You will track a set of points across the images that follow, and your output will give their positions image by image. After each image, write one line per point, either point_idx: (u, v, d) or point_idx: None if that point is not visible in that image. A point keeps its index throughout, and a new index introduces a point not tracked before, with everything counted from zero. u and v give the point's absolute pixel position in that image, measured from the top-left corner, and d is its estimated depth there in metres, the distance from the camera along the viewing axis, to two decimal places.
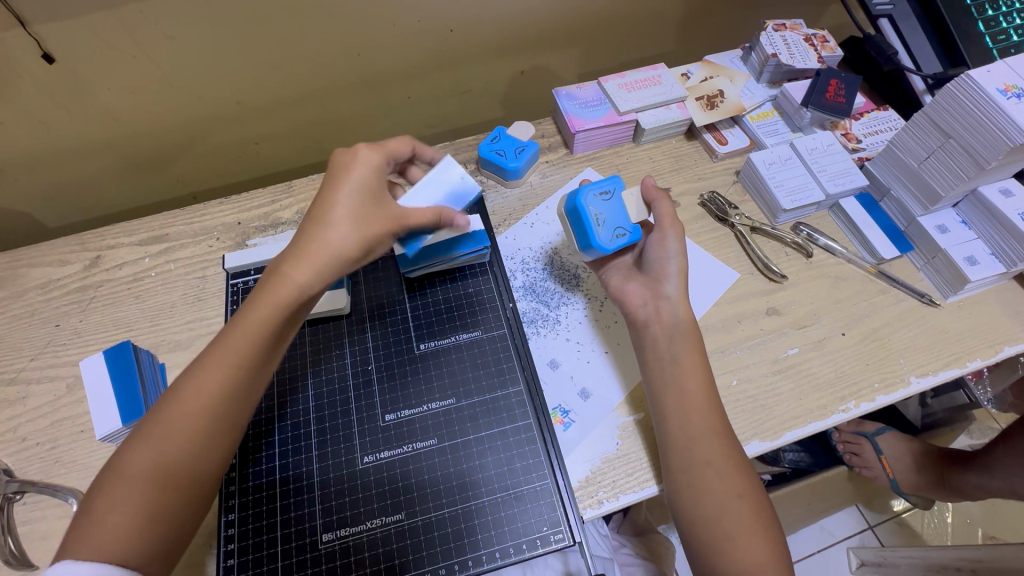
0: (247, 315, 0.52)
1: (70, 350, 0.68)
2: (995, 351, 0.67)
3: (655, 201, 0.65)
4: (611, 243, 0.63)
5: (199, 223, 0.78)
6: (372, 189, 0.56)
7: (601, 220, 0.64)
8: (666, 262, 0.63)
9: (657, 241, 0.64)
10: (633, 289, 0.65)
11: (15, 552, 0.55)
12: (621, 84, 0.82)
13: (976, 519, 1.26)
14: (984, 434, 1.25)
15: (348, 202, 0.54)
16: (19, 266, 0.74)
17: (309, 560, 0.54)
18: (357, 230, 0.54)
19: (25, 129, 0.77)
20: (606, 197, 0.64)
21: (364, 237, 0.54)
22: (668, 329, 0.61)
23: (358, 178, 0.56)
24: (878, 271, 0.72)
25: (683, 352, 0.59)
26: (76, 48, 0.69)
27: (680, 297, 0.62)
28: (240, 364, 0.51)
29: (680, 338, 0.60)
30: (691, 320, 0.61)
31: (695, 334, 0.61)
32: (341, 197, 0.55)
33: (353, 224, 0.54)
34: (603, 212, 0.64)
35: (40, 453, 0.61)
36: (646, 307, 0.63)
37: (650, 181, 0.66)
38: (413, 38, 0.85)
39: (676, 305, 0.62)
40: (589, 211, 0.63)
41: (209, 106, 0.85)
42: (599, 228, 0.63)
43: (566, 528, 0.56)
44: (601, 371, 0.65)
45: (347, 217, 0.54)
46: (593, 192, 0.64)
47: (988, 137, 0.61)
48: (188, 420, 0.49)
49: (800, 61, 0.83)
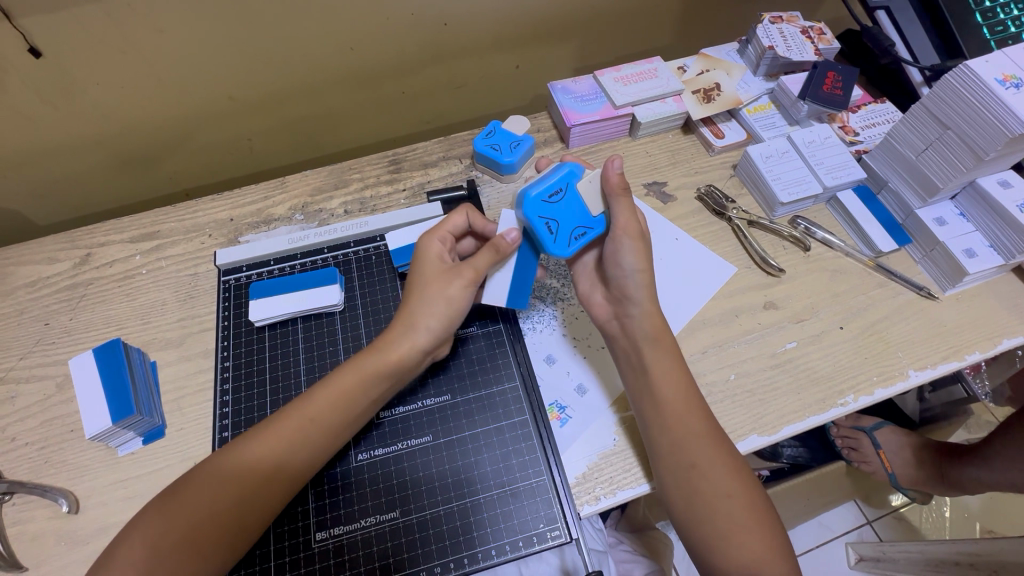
0: (332, 380, 0.56)
1: (60, 348, 0.67)
2: (994, 344, 0.66)
3: (614, 201, 0.59)
4: (570, 246, 0.60)
5: (191, 219, 0.77)
6: (448, 267, 0.60)
7: (554, 224, 0.59)
8: (624, 279, 0.60)
9: (613, 251, 0.60)
10: (599, 301, 0.64)
11: (4, 554, 0.54)
12: (617, 78, 0.81)
13: (974, 513, 1.26)
14: (982, 428, 1.25)
15: (427, 282, 0.59)
16: (7, 264, 0.73)
17: (303, 559, 0.54)
18: (436, 304, 0.57)
19: (13, 126, 0.76)
20: (556, 198, 0.60)
21: (443, 310, 0.58)
22: (634, 345, 0.59)
23: (433, 260, 0.61)
24: (876, 264, 0.72)
25: (655, 362, 0.58)
26: (63, 43, 0.68)
27: (646, 312, 0.59)
28: (316, 421, 0.54)
29: (650, 350, 0.58)
30: (661, 331, 0.59)
31: (667, 342, 0.59)
32: (422, 277, 0.59)
33: (435, 300, 0.58)
34: (556, 215, 0.60)
35: (30, 453, 0.60)
36: (612, 322, 0.62)
37: (612, 169, 0.58)
38: (407, 32, 0.84)
39: (641, 321, 0.59)
40: (540, 219, 0.59)
41: (201, 101, 0.84)
42: (554, 234, 0.59)
43: (563, 524, 0.56)
44: (598, 366, 0.65)
45: (430, 296, 0.58)
46: (541, 196, 0.59)
47: (986, 128, 0.60)
48: (255, 467, 0.51)
49: (797, 53, 0.82)
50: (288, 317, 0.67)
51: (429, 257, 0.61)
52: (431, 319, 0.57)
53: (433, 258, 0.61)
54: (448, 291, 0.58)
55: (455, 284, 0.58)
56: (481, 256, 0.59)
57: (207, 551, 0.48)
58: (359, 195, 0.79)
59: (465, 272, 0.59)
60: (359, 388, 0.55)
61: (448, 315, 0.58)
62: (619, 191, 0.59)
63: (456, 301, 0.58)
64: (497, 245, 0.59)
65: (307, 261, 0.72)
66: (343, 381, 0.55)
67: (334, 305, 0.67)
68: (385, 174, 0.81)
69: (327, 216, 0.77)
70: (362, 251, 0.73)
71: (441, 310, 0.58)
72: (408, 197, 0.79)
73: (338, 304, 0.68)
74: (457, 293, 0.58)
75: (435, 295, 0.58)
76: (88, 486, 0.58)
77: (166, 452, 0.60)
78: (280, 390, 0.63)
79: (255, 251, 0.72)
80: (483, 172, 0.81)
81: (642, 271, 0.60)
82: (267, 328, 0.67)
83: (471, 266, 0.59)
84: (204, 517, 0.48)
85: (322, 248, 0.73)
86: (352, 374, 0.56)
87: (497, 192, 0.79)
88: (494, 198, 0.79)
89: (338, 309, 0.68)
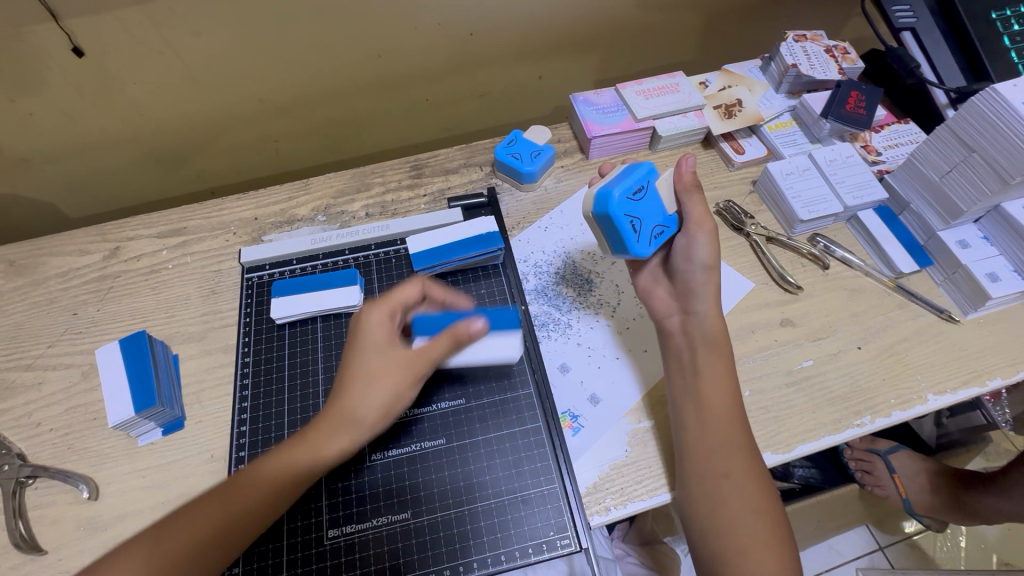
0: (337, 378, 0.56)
1: (87, 338, 0.69)
2: (1016, 371, 0.65)
3: (688, 195, 0.62)
4: (651, 244, 0.61)
5: (217, 217, 0.79)
6: (397, 356, 0.56)
7: (637, 223, 0.59)
8: (692, 272, 0.61)
9: (687, 245, 0.61)
10: (660, 295, 0.64)
11: (26, 536, 0.56)
12: (639, 91, 0.82)
13: (991, 544, 1.23)
14: (1000, 456, 1.22)
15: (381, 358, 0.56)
16: (40, 254, 0.75)
17: (314, 556, 0.54)
18: (381, 401, 0.55)
19: (52, 121, 0.79)
20: (639, 195, 0.59)
21: (389, 407, 0.55)
22: (692, 343, 0.59)
23: (379, 341, 0.56)
24: (896, 284, 0.71)
25: (707, 362, 0.58)
26: (104, 42, 0.70)
27: (711, 310, 0.60)
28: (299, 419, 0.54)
29: (706, 351, 0.58)
30: (723, 332, 0.59)
31: (725, 344, 0.59)
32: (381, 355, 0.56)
33: (379, 397, 0.54)
34: (638, 214, 0.59)
35: (53, 438, 0.62)
36: (670, 319, 0.62)
37: (686, 166, 0.62)
38: (434, 41, 0.86)
39: (705, 320, 0.59)
40: (626, 217, 0.58)
41: (232, 103, 0.86)
42: (637, 233, 0.59)
43: (573, 533, 0.55)
44: (633, 367, 0.65)
45: (376, 387, 0.55)
46: (625, 195, 0.58)
47: (1013, 153, 0.60)
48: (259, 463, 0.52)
49: (820, 72, 0.82)
50: (308, 315, 0.68)
51: (378, 340, 0.57)
52: (375, 412, 0.54)
53: (379, 335, 0.57)
54: (397, 389, 0.55)
55: (401, 383, 0.55)
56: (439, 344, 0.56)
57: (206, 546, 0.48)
58: (381, 199, 0.80)
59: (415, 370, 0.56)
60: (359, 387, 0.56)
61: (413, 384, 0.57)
62: (692, 186, 0.62)
63: (403, 398, 0.56)
64: (458, 334, 0.56)
65: (329, 262, 0.74)
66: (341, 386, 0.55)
67: (352, 305, 0.68)
68: (407, 179, 0.82)
69: (348, 219, 0.79)
70: (383, 253, 0.74)
71: (387, 406, 0.55)
72: (428, 202, 0.80)
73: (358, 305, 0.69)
74: (404, 389, 0.56)
75: (383, 389, 0.55)
76: (108, 474, 0.60)
77: (185, 444, 0.61)
78: (299, 386, 0.65)
79: (277, 250, 0.74)
80: (503, 180, 0.82)
81: (711, 265, 0.60)
82: (287, 326, 0.68)
83: (426, 362, 0.56)
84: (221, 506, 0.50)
85: (343, 249, 0.75)
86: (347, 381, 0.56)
87: (516, 201, 0.80)
88: (513, 206, 0.80)
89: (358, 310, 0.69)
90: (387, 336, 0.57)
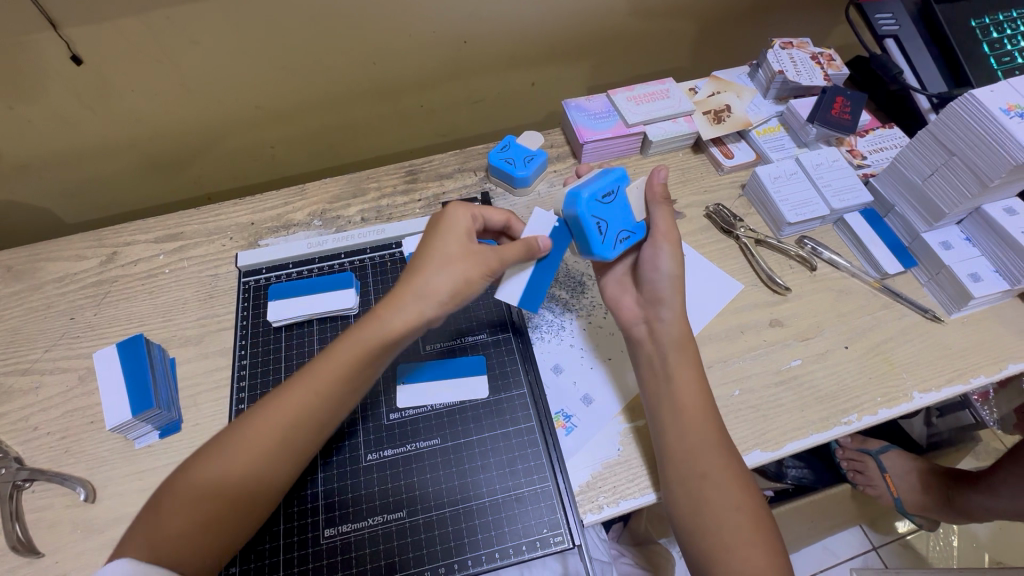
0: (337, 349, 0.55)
1: (84, 342, 0.69)
2: (998, 368, 0.67)
3: (654, 206, 0.64)
4: (614, 248, 0.62)
5: (214, 222, 0.80)
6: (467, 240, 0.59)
7: (603, 225, 0.61)
8: (658, 282, 0.62)
9: (652, 256, 0.62)
10: (629, 304, 0.65)
11: (23, 539, 0.56)
12: (630, 97, 0.84)
13: (982, 543, 1.24)
14: (989, 455, 1.24)
15: (449, 258, 0.57)
16: (38, 260, 0.76)
17: (310, 555, 0.55)
18: (452, 282, 0.56)
19: (49, 128, 0.80)
20: (607, 199, 0.61)
21: (457, 292, 0.56)
22: (659, 350, 0.60)
23: (457, 235, 0.58)
24: (882, 285, 0.73)
25: (678, 366, 0.59)
26: (102, 50, 0.71)
27: (675, 319, 0.61)
28: (313, 394, 0.54)
29: (675, 354, 0.60)
30: (688, 339, 0.61)
31: (692, 348, 0.60)
32: (442, 251, 0.57)
33: (452, 277, 0.56)
34: (605, 216, 0.61)
35: (51, 442, 0.62)
36: (638, 326, 0.63)
37: (657, 178, 0.64)
38: (429, 48, 0.87)
39: (671, 326, 0.61)
40: (592, 219, 0.60)
41: (228, 109, 0.87)
42: (603, 234, 0.61)
43: (566, 531, 0.56)
44: (611, 372, 0.66)
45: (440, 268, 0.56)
46: (596, 196, 0.60)
47: (992, 155, 0.61)
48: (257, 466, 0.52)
49: (806, 78, 0.84)
50: (304, 318, 0.69)
51: (455, 230, 0.59)
52: (443, 293, 0.56)
53: (457, 232, 0.59)
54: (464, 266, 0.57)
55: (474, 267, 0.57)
56: (511, 249, 0.59)
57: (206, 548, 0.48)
58: (377, 204, 0.81)
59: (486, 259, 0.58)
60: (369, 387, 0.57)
61: (460, 298, 0.57)
62: (660, 198, 0.64)
63: (472, 285, 0.57)
64: (529, 244, 0.59)
65: (325, 266, 0.75)
66: (343, 351, 0.55)
67: (349, 308, 0.69)
68: (402, 184, 0.84)
69: (344, 223, 0.80)
70: (378, 256, 0.75)
71: (456, 290, 0.56)
72: (423, 207, 0.81)
73: (354, 307, 0.70)
74: (476, 277, 0.57)
75: (454, 273, 0.56)
76: (106, 476, 0.60)
77: (182, 446, 0.62)
78: None
79: (274, 254, 0.75)
80: (497, 185, 0.83)
81: (677, 276, 0.62)
82: (283, 329, 0.69)
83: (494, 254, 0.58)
84: (214, 494, 0.50)
85: (339, 253, 0.76)
86: (353, 346, 0.55)
87: (510, 205, 0.81)
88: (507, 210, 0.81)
89: (353, 313, 0.70)
90: (467, 230, 0.59)
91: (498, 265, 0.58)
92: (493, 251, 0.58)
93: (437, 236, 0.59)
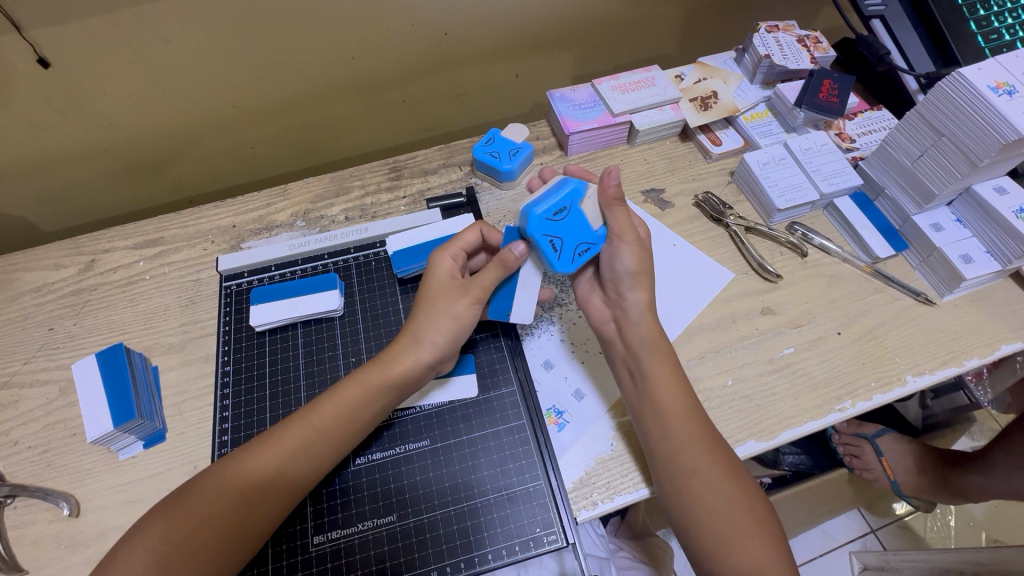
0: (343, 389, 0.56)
1: (64, 353, 0.68)
2: (992, 349, 0.66)
3: (610, 210, 0.59)
4: (574, 263, 0.58)
5: (195, 226, 0.78)
6: (453, 283, 0.59)
7: (557, 241, 0.57)
8: (619, 281, 0.60)
9: (610, 255, 0.60)
10: (597, 303, 0.64)
11: (6, 557, 0.55)
12: (615, 86, 0.82)
13: (979, 522, 1.25)
14: (984, 434, 1.24)
15: (438, 303, 0.58)
16: (14, 270, 0.74)
17: (300, 562, 0.54)
18: (444, 325, 0.57)
19: (20, 134, 0.78)
20: (560, 215, 0.58)
21: (449, 328, 0.57)
22: (632, 351, 0.59)
23: (437, 277, 0.60)
24: (873, 269, 0.72)
25: (652, 367, 0.58)
26: (70, 53, 0.69)
27: (642, 317, 0.59)
28: (309, 426, 0.54)
29: (647, 356, 0.58)
30: (658, 334, 0.59)
31: (663, 348, 0.59)
32: (428, 296, 0.59)
33: (439, 318, 0.57)
34: (558, 231, 0.58)
35: (32, 456, 0.61)
36: (608, 325, 0.62)
37: (611, 178, 0.57)
38: (410, 41, 0.86)
39: (639, 325, 0.59)
40: (545, 237, 0.57)
41: (205, 109, 0.85)
42: (558, 252, 0.57)
43: (560, 529, 0.56)
44: (596, 371, 0.65)
45: (435, 311, 0.57)
46: (545, 214, 0.57)
47: (981, 135, 0.60)
48: (238, 479, 0.50)
49: (792, 61, 0.83)
50: (288, 321, 0.68)
51: (435, 274, 0.60)
52: (437, 335, 0.57)
53: (437, 275, 0.60)
54: (453, 308, 0.57)
55: (461, 301, 0.58)
56: (487, 273, 0.58)
57: (194, 562, 0.47)
58: (360, 202, 0.80)
59: (471, 291, 0.58)
60: (356, 392, 0.55)
61: (454, 332, 0.58)
62: (614, 199, 0.58)
63: (461, 318, 0.57)
64: (504, 257, 0.56)
65: (308, 267, 0.73)
66: (349, 391, 0.55)
67: (332, 310, 0.68)
68: (386, 181, 0.82)
69: (328, 223, 0.78)
70: (362, 256, 0.74)
71: (449, 330, 0.57)
72: (408, 204, 0.80)
73: (338, 309, 0.68)
74: (462, 310, 0.58)
75: (440, 313, 0.57)
76: (90, 490, 0.59)
77: (167, 456, 0.61)
78: (279, 383, 0.65)
79: (255, 257, 0.73)
80: (482, 179, 0.82)
81: (638, 273, 0.59)
82: (268, 332, 0.68)
83: (478, 286, 0.58)
84: (197, 507, 0.49)
85: (322, 254, 0.74)
86: (358, 385, 0.56)
87: (496, 199, 0.80)
88: (493, 204, 0.80)
89: (338, 314, 0.69)
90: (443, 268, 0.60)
91: (482, 294, 0.58)
92: (474, 281, 0.58)
93: (426, 287, 0.59)
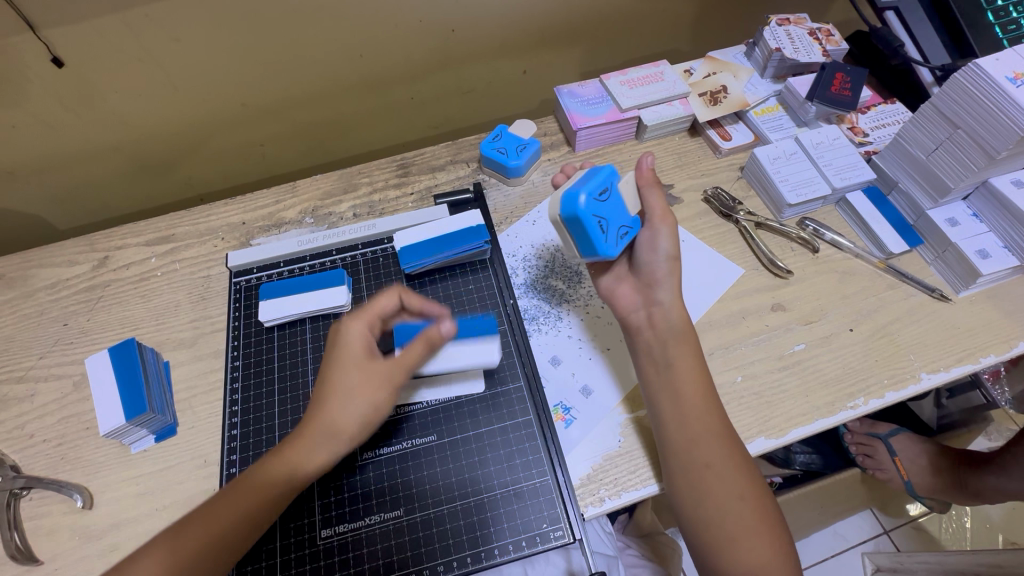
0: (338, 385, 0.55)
1: (78, 348, 0.69)
2: (1009, 347, 0.65)
3: (644, 191, 0.61)
4: (617, 245, 0.59)
5: (205, 223, 0.79)
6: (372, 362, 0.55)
7: (604, 223, 0.57)
8: (657, 264, 0.60)
9: (648, 239, 0.60)
10: (625, 292, 0.63)
11: (22, 548, 0.56)
12: (623, 81, 0.82)
13: (996, 524, 1.23)
14: (1002, 435, 1.22)
15: (349, 383, 0.54)
16: (30, 266, 0.75)
17: (308, 556, 0.54)
18: (359, 413, 0.53)
19: (35, 132, 0.79)
20: (604, 196, 0.57)
21: (368, 424, 0.54)
22: (660, 336, 0.59)
23: (352, 350, 0.55)
24: (887, 265, 0.71)
25: (678, 356, 0.57)
26: (82, 52, 0.70)
27: (674, 301, 0.60)
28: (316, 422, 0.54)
29: (674, 342, 0.58)
30: (686, 322, 0.60)
31: (690, 337, 0.59)
32: (341, 381, 0.54)
33: (357, 411, 0.53)
34: (604, 213, 0.57)
35: (46, 449, 0.62)
36: (637, 313, 0.61)
37: (645, 164, 0.62)
38: (417, 38, 0.86)
39: (671, 310, 0.59)
40: (594, 219, 0.56)
41: (217, 109, 0.86)
42: (604, 233, 0.57)
43: (566, 525, 0.55)
44: (606, 367, 0.64)
45: (353, 403, 0.53)
46: (592, 196, 0.56)
47: (998, 127, 0.59)
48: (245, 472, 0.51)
49: (804, 55, 0.82)
50: (296, 317, 0.68)
51: (348, 351, 0.56)
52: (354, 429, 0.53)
53: (353, 347, 0.56)
54: (372, 395, 0.54)
55: (381, 392, 0.54)
56: (411, 351, 0.55)
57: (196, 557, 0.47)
58: (368, 199, 0.80)
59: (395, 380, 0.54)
60: None
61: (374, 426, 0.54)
62: (651, 182, 0.62)
63: (381, 411, 0.54)
64: (429, 337, 0.54)
65: (316, 263, 0.74)
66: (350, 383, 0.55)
67: (340, 306, 0.68)
68: (394, 178, 0.82)
69: (336, 220, 0.79)
70: (370, 252, 0.74)
71: (366, 419, 0.54)
72: (415, 200, 0.80)
73: (346, 305, 0.69)
74: (382, 403, 0.54)
75: (359, 404, 0.53)
76: (102, 482, 0.60)
77: (178, 450, 0.61)
78: (288, 378, 0.65)
79: (265, 253, 0.74)
80: (490, 175, 0.82)
81: (674, 257, 0.60)
82: (277, 328, 0.68)
83: (401, 368, 0.55)
84: None
85: (330, 250, 0.75)
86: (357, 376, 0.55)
87: (503, 196, 0.80)
88: (500, 201, 0.79)
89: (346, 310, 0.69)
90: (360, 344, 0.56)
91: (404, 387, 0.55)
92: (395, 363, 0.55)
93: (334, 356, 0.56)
